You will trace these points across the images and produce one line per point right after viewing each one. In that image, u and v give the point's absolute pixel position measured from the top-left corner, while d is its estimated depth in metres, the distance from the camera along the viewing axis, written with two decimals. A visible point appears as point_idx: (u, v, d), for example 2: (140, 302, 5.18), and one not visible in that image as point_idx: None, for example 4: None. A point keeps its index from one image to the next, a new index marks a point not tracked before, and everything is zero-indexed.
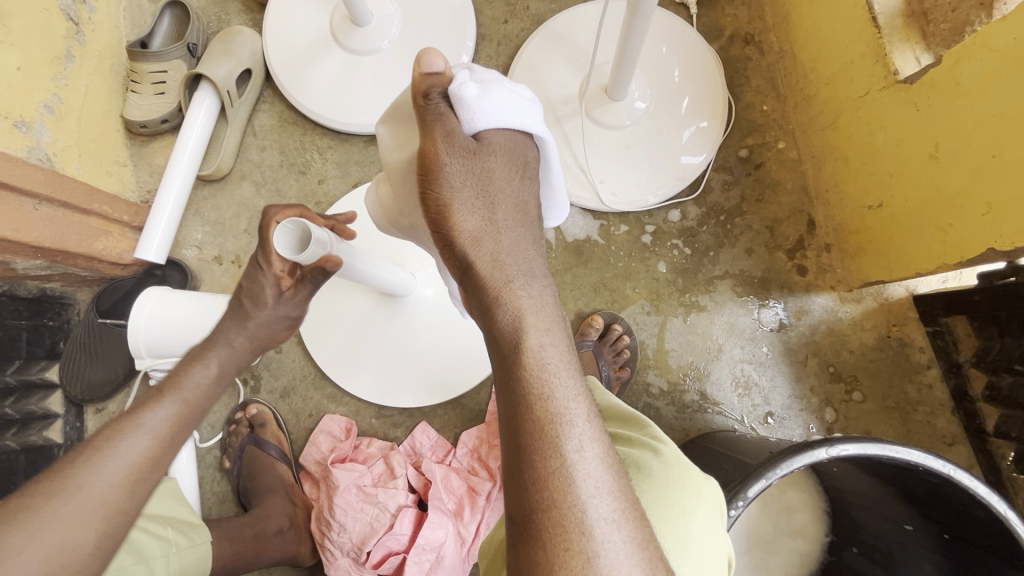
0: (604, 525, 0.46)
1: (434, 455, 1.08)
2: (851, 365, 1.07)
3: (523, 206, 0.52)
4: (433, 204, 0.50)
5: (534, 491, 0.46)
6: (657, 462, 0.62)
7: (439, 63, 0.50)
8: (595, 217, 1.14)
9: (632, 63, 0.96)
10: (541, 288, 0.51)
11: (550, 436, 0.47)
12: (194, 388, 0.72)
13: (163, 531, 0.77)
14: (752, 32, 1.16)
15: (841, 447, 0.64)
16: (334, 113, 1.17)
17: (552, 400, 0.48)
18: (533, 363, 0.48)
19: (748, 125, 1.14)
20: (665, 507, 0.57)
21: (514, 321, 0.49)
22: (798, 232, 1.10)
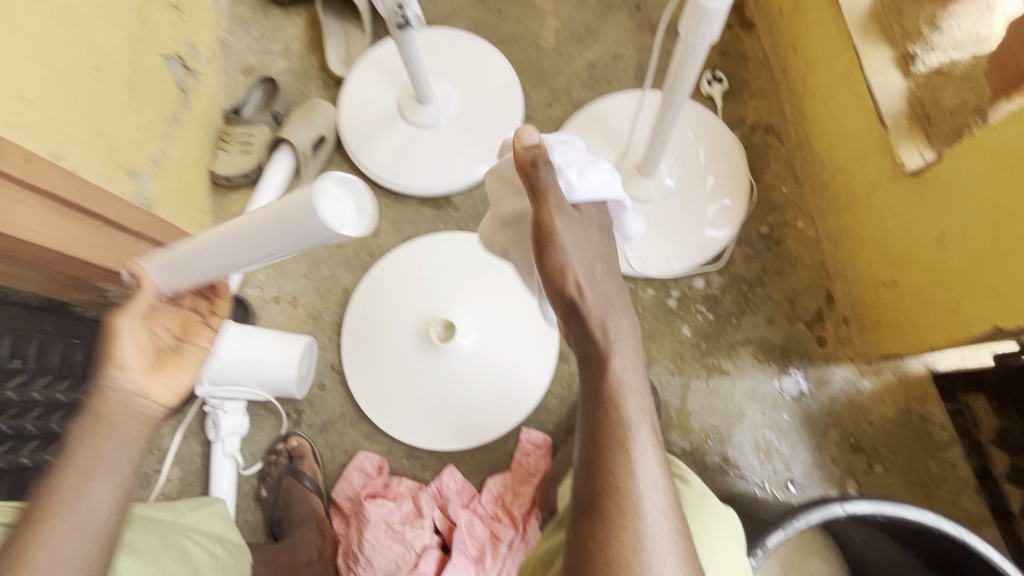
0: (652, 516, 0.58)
1: (460, 498, 1.11)
2: (872, 437, 1.09)
3: (602, 254, 0.64)
4: (557, 266, 0.61)
5: (603, 479, 0.59)
6: (687, 489, 0.73)
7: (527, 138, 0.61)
8: (623, 279, 1.23)
9: (663, 145, 1.09)
10: (625, 325, 0.63)
11: (620, 442, 0.60)
12: (123, 410, 0.60)
13: (213, 546, 0.83)
14: (772, 123, 1.29)
15: (856, 505, 0.69)
16: (393, 175, 1.32)
17: (625, 412, 0.60)
18: (614, 380, 0.61)
19: (768, 204, 1.24)
20: (690, 522, 0.70)
21: (602, 349, 0.61)
22: (817, 305, 1.17)
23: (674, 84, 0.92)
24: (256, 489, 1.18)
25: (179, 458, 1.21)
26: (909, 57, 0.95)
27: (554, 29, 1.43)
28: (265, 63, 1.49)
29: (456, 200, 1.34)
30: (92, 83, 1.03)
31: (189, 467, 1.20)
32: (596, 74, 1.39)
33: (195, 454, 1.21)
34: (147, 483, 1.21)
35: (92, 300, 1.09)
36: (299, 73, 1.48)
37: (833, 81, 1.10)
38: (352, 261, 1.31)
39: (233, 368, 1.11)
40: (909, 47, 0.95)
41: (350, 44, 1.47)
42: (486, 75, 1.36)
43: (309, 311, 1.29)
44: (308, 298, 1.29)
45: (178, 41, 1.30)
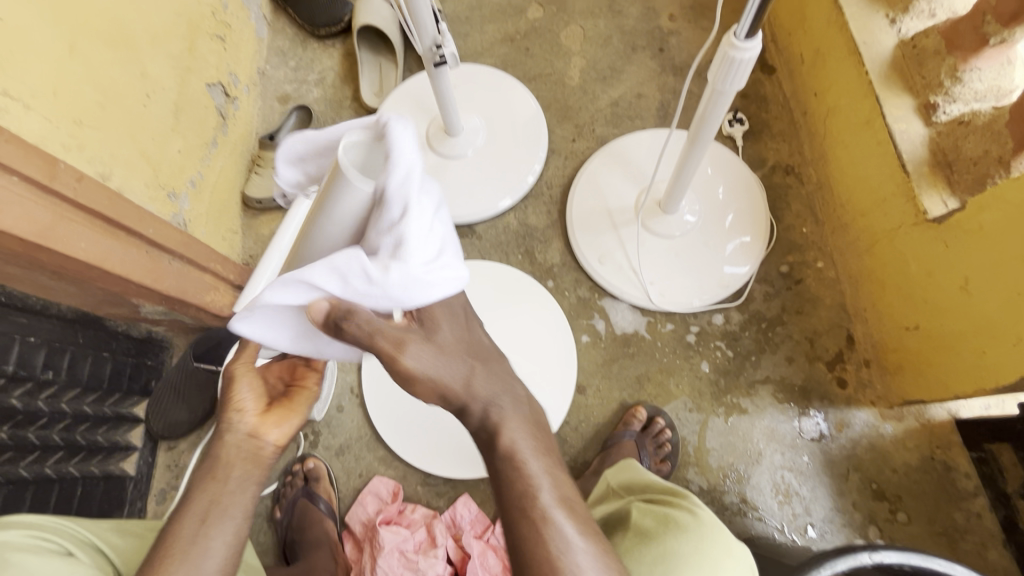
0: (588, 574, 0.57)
1: (473, 529, 1.11)
2: (895, 484, 1.07)
3: (470, 336, 0.64)
4: (424, 385, 0.59)
5: (526, 555, 0.59)
6: (695, 522, 0.74)
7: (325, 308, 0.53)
8: (643, 313, 1.24)
9: (686, 183, 1.11)
10: (502, 385, 0.63)
11: (534, 519, 0.59)
12: (232, 456, 0.67)
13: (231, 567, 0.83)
14: (792, 164, 1.31)
15: (885, 553, 0.67)
16: None
17: (526, 478, 0.60)
18: (507, 449, 0.61)
19: (788, 244, 1.25)
20: (695, 554, 0.71)
21: (495, 424, 0.61)
22: (837, 346, 1.17)
23: (700, 127, 0.95)
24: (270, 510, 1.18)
25: None
26: (930, 106, 0.98)
27: (580, 68, 1.48)
28: (300, 92, 1.55)
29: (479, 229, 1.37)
30: (140, 108, 1.08)
31: None
32: (619, 111, 1.43)
33: None
34: (163, 498, 1.22)
35: (124, 315, 1.12)
36: (332, 102, 1.54)
37: (855, 127, 1.12)
38: None
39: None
40: (931, 97, 0.97)
41: (383, 76, 1.53)
42: (512, 109, 1.40)
43: None
44: None
45: (221, 69, 1.36)
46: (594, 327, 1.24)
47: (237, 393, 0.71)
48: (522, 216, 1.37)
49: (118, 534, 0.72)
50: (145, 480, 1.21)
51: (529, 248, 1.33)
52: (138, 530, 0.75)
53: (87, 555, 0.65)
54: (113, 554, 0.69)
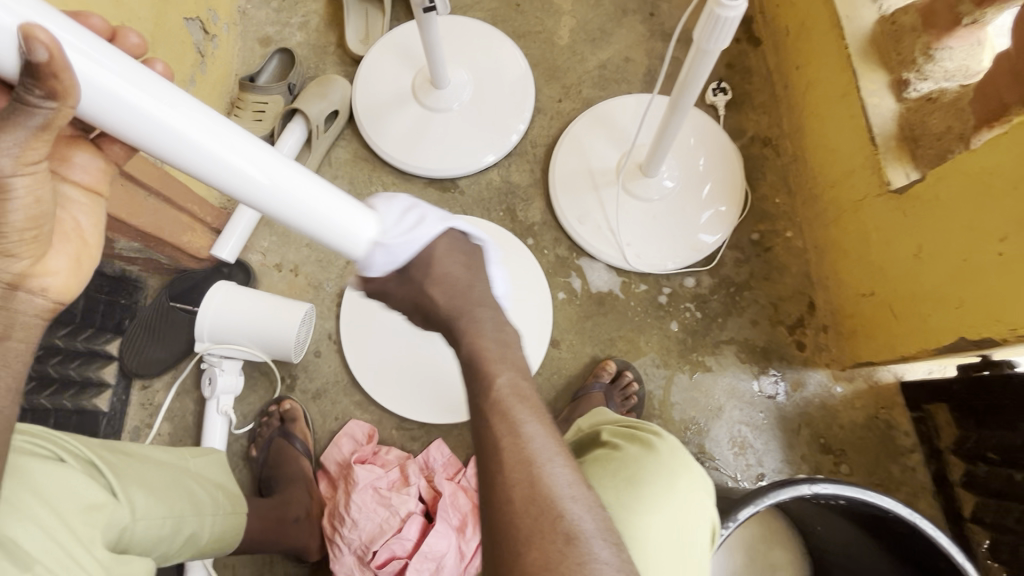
0: (553, 473, 0.57)
1: (445, 471, 1.16)
2: (841, 439, 1.15)
3: (470, 268, 0.64)
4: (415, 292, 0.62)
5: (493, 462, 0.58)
6: (662, 442, 0.76)
7: (45, 51, 0.43)
8: (618, 273, 1.27)
9: (667, 146, 1.13)
10: (486, 315, 0.63)
11: (505, 425, 0.59)
12: None
13: (215, 492, 0.85)
14: (770, 135, 1.35)
15: (822, 485, 0.76)
16: (404, 155, 1.35)
17: (493, 382, 0.61)
18: (471, 343, 0.63)
19: (761, 213, 1.30)
20: (657, 466, 0.72)
21: (471, 342, 0.62)
22: (799, 311, 1.23)
23: (683, 90, 0.97)
24: (245, 450, 1.20)
25: (172, 414, 1.23)
26: (903, 83, 1.02)
27: (569, 28, 1.47)
28: (282, 34, 1.50)
29: (462, 184, 1.37)
30: None
31: (180, 423, 1.23)
32: (606, 74, 1.44)
33: (187, 411, 1.23)
34: (137, 436, 1.22)
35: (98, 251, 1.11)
36: (315, 48, 1.50)
37: (831, 100, 1.16)
38: None
39: (232, 329, 1.13)
40: (903, 73, 1.01)
41: (370, 24, 1.50)
42: (499, 65, 1.40)
43: (310, 280, 1.31)
44: (310, 267, 1.32)
45: (199, 4, 1.31)
46: (571, 285, 1.28)
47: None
48: (506, 174, 1.38)
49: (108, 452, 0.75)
50: (119, 416, 1.21)
51: (510, 206, 1.35)
52: (126, 447, 0.78)
53: (77, 462, 0.68)
54: (104, 466, 0.71)
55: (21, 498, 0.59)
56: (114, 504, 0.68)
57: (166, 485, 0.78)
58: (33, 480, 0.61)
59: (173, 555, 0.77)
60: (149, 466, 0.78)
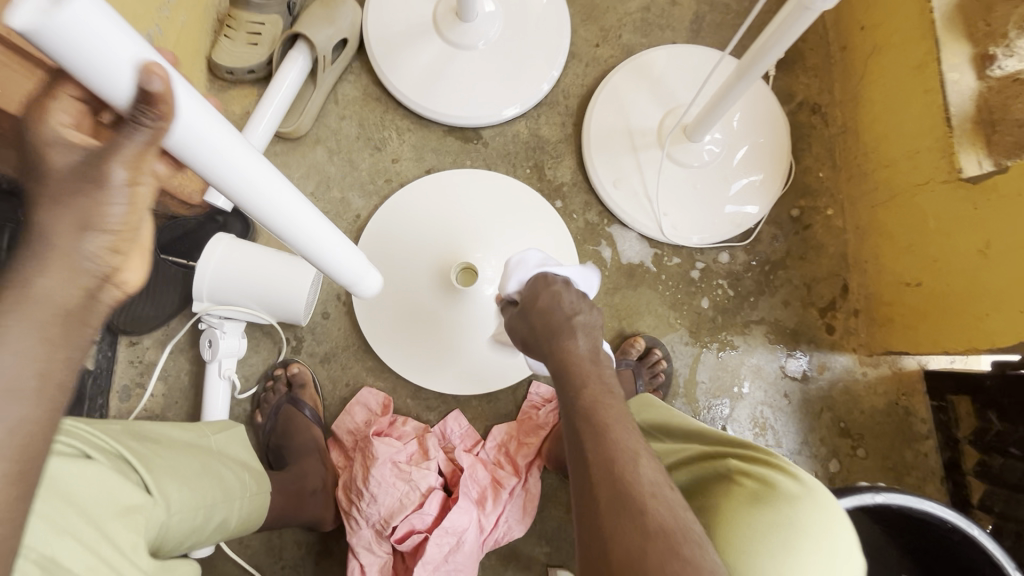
0: (642, 473, 0.58)
1: (463, 443, 1.12)
2: (860, 423, 1.15)
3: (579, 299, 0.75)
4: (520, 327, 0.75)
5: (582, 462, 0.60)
6: (804, 490, 0.60)
7: (163, 83, 0.40)
8: (650, 244, 1.20)
9: (722, 112, 1.03)
10: (585, 343, 0.70)
11: (594, 421, 0.62)
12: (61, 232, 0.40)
13: (240, 471, 0.76)
14: (820, 102, 1.26)
15: (889, 495, 0.73)
16: (422, 98, 1.20)
17: (583, 390, 0.66)
18: (567, 351, 0.70)
19: (803, 187, 1.23)
20: (806, 527, 0.57)
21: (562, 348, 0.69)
22: (832, 293, 1.19)
23: (759, 58, 0.87)
24: (249, 414, 1.13)
25: (165, 373, 1.14)
26: (986, 58, 0.92)
27: None
28: None
29: (485, 135, 1.25)
30: None
31: (175, 384, 1.13)
32: (650, 19, 1.29)
33: (182, 370, 1.14)
34: (127, 396, 1.13)
35: None
36: None
37: (902, 69, 1.06)
38: (365, 186, 1.22)
39: (235, 288, 1.02)
40: (990, 48, 0.91)
41: None
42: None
43: None
44: None
45: None
46: (600, 254, 1.20)
47: (45, 145, 0.40)
48: (534, 126, 1.26)
49: (132, 437, 0.64)
50: (106, 374, 1.11)
51: (538, 162, 1.24)
52: (147, 432, 0.67)
53: (105, 457, 0.56)
54: (137, 461, 0.60)
55: (60, 514, 0.49)
56: (150, 505, 0.58)
57: (196, 473, 0.68)
58: (60, 484, 0.51)
59: (202, 543, 0.68)
60: (178, 452, 0.68)
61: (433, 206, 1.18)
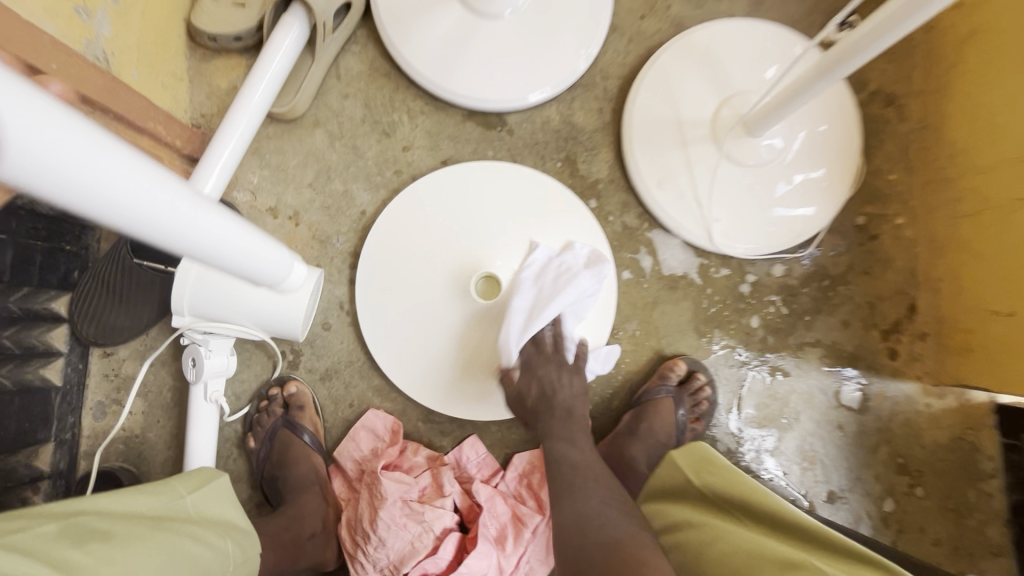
0: (612, 527, 0.67)
1: (480, 473, 1.00)
2: (921, 460, 1.04)
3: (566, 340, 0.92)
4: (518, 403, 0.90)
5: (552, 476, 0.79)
6: None
7: None
8: (697, 253, 1.06)
9: (790, 109, 0.87)
10: (562, 400, 0.88)
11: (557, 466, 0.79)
12: None
13: (219, 541, 0.64)
14: (897, 92, 1.10)
15: None
16: (438, 75, 1.03)
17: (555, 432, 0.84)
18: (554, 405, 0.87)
19: (871, 191, 1.08)
20: None
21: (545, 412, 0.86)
22: (897, 314, 1.06)
23: (847, 58, 0.74)
24: (241, 437, 1.00)
25: (145, 389, 1.01)
26: None
27: None
28: None
29: (510, 121, 1.09)
30: None
31: (156, 400, 1.01)
32: None
33: (164, 386, 1.01)
34: (103, 414, 1.00)
35: None
36: None
37: (1009, 59, 0.90)
38: (372, 177, 1.07)
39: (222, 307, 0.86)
40: None
41: None
42: None
43: (315, 233, 1.05)
44: (314, 215, 1.05)
45: None
46: (638, 263, 1.06)
47: None
48: (566, 111, 1.10)
49: (78, 542, 0.52)
50: (76, 390, 0.98)
51: (571, 154, 1.09)
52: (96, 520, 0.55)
53: None
54: None
55: None
56: None
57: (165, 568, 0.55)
58: None
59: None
60: (141, 546, 0.55)
61: (448, 203, 1.02)
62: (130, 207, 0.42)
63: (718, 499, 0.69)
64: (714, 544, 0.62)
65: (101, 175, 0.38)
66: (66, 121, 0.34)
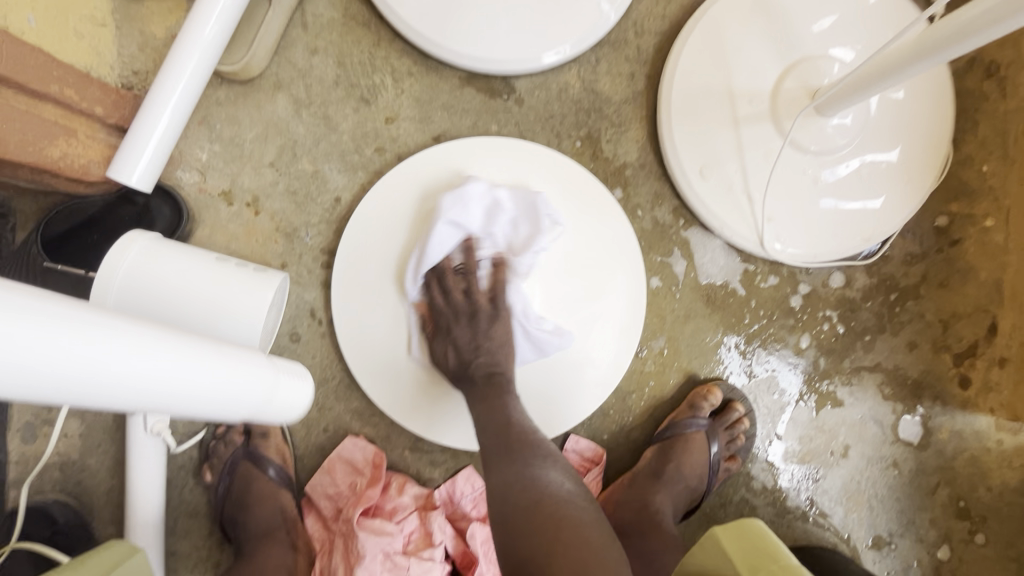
0: (575, 509, 0.60)
1: (475, 510, 0.86)
2: (985, 503, 0.90)
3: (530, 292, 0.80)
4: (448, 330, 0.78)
5: (501, 450, 0.67)
6: None
7: None
8: (741, 257, 0.89)
9: (869, 93, 0.68)
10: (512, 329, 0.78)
11: (512, 431, 0.69)
12: None
13: None
14: (1000, 61, 0.88)
15: None
16: (429, 26, 0.81)
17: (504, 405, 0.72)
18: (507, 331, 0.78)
19: (957, 185, 0.89)
20: None
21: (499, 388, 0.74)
22: (974, 335, 0.89)
23: (974, 32, 0.52)
24: (197, 466, 0.85)
25: (81, 408, 0.85)
26: None
27: None
28: None
29: (520, 88, 0.88)
30: None
31: (95, 422, 0.85)
32: None
33: None
34: (32, 436, 0.85)
35: None
36: None
37: None
38: (348, 156, 0.87)
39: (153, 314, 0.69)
40: None
41: None
42: None
43: (278, 224, 0.86)
44: (278, 202, 0.86)
45: None
46: (670, 269, 0.88)
47: None
48: (589, 76, 0.88)
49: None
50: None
51: (593, 131, 0.88)
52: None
53: None
54: None
55: None
56: None
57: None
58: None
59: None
60: None
61: (441, 188, 0.83)
62: (190, 386, 0.46)
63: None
64: None
65: (122, 369, 0.38)
66: (53, 320, 0.34)
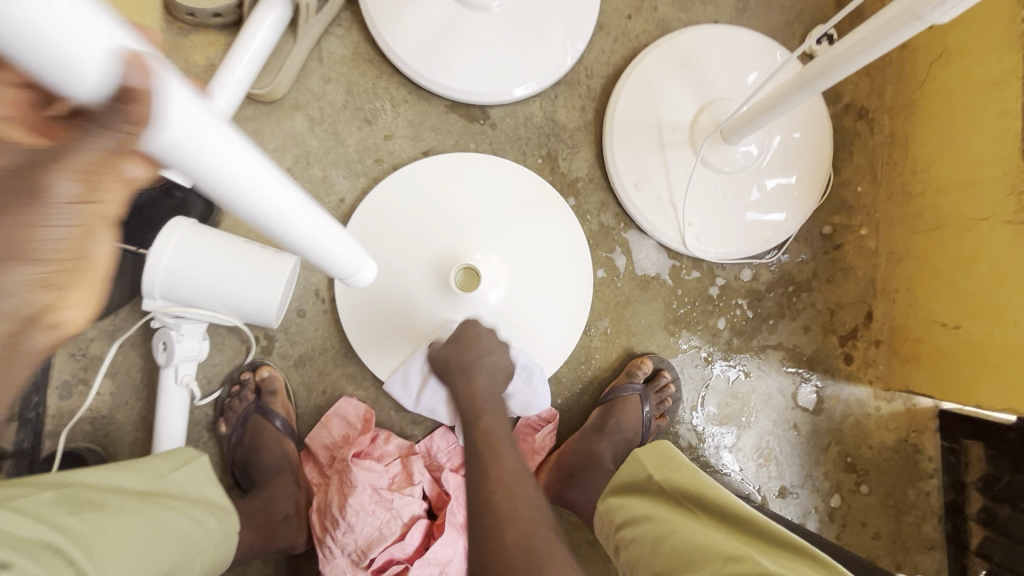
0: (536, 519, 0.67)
1: (450, 462, 1.01)
2: (867, 459, 1.10)
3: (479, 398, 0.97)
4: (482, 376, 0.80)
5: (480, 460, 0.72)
6: None
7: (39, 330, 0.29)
8: (669, 255, 1.10)
9: (760, 125, 0.91)
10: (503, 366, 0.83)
11: (486, 450, 0.74)
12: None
13: (204, 518, 0.69)
14: (868, 107, 1.13)
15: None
16: (422, 65, 1.02)
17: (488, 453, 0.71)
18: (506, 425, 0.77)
19: (838, 202, 1.12)
20: None
21: (482, 433, 0.75)
22: (855, 321, 1.11)
23: (820, 79, 0.76)
24: (212, 421, 1.00)
25: (114, 371, 0.99)
26: None
27: None
28: None
29: (494, 115, 1.09)
30: None
31: (124, 382, 1.00)
32: None
33: (133, 368, 1.00)
34: (68, 394, 0.98)
35: None
36: None
37: (972, 84, 0.93)
38: (352, 165, 1.06)
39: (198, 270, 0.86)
40: None
41: None
42: None
43: None
44: None
45: None
46: (613, 263, 1.09)
47: None
48: (550, 108, 1.10)
49: (70, 512, 0.59)
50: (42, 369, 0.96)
51: (552, 151, 1.10)
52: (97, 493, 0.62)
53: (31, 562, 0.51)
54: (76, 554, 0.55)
55: None
56: None
57: (148, 546, 0.61)
58: None
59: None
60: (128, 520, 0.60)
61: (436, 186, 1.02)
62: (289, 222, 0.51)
63: (672, 491, 0.69)
64: (665, 539, 0.62)
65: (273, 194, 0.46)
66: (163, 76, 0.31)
